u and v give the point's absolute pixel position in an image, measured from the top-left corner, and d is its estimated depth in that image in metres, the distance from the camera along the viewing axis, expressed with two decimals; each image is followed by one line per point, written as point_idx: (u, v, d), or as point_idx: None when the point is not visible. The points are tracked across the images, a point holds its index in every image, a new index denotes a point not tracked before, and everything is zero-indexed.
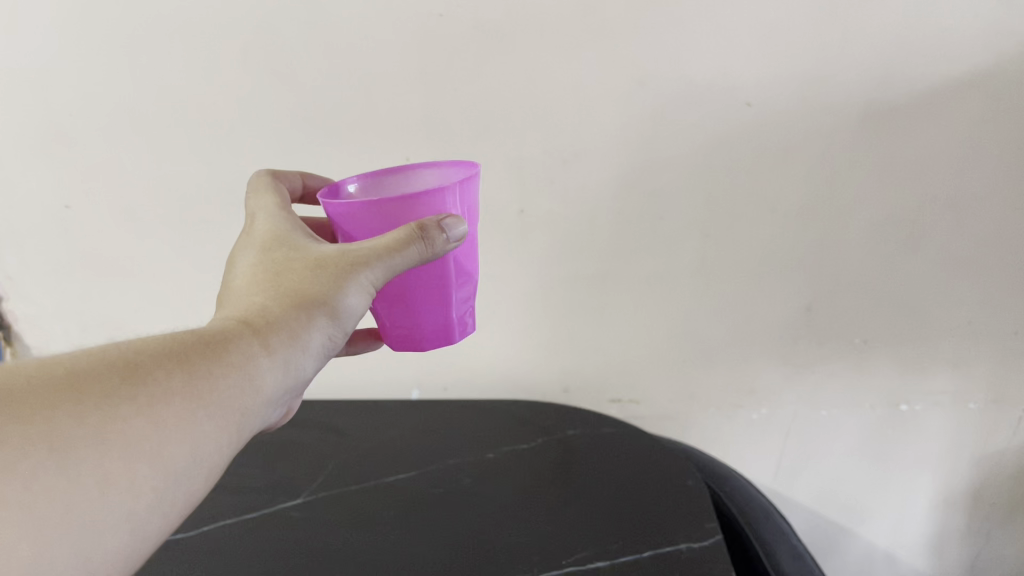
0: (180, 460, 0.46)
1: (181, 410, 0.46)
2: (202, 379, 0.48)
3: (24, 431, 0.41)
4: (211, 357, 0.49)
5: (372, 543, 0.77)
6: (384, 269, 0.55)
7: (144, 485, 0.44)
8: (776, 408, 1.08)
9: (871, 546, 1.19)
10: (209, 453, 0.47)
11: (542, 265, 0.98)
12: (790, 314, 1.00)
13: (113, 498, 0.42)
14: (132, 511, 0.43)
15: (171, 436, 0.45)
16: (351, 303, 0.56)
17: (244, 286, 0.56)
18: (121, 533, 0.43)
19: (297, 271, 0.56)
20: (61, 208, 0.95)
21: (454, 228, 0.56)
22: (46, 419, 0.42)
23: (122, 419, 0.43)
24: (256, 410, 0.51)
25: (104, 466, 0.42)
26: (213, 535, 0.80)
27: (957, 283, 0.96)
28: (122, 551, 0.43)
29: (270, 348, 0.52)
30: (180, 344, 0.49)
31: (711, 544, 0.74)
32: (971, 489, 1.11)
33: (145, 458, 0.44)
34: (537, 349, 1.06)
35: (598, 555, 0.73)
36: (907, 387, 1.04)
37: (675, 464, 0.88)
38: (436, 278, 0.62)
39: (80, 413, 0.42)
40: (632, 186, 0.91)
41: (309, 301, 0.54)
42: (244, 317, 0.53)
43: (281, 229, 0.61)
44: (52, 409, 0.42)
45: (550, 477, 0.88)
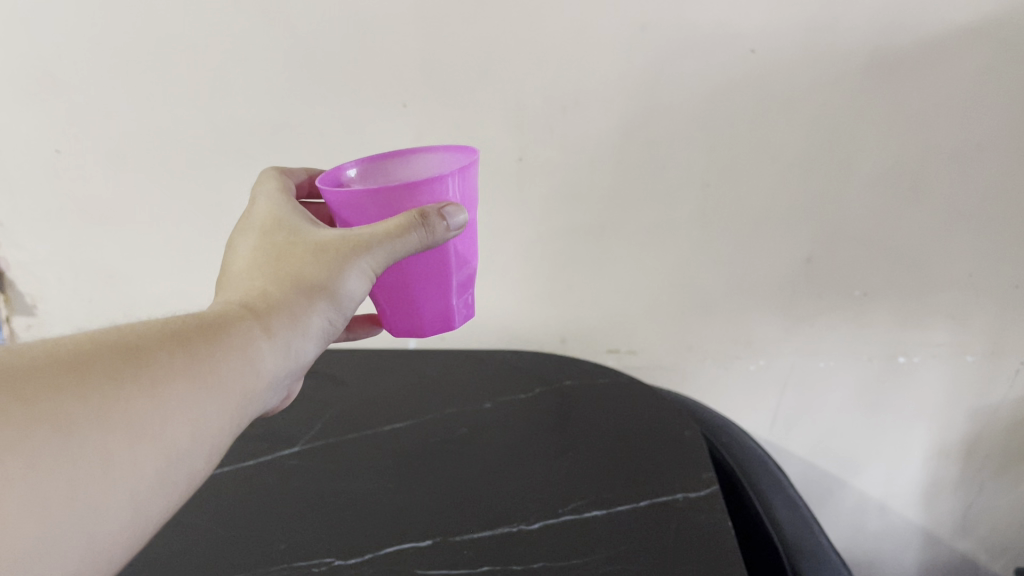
0: (184, 442, 0.44)
1: (184, 390, 0.44)
2: (206, 361, 0.47)
3: (27, 407, 0.38)
4: (213, 340, 0.48)
5: (369, 492, 0.77)
6: (383, 254, 0.54)
7: (148, 466, 0.42)
8: (774, 360, 1.08)
9: (864, 496, 1.19)
10: (212, 435, 0.46)
11: (541, 215, 0.97)
12: (789, 265, 1.00)
13: (118, 480, 0.40)
14: (134, 496, 0.41)
15: (174, 417, 0.43)
16: (351, 288, 0.55)
17: (245, 274, 0.55)
18: (122, 517, 0.41)
19: (297, 255, 0.55)
20: (52, 153, 0.94)
21: (454, 216, 0.54)
22: (49, 397, 0.39)
23: (126, 399, 0.41)
24: (256, 393, 0.50)
25: (107, 448, 0.40)
26: (211, 481, 0.80)
27: (959, 235, 0.95)
28: (124, 532, 0.41)
29: (270, 332, 0.51)
30: (181, 327, 0.48)
31: (708, 494, 0.75)
32: (966, 440, 1.11)
33: (149, 441, 0.42)
34: (535, 299, 1.06)
35: (595, 504, 0.74)
36: (905, 339, 1.04)
37: (673, 415, 0.88)
38: (435, 267, 0.61)
39: (83, 391, 0.40)
40: (632, 135, 0.90)
41: (309, 285, 0.54)
42: (244, 302, 0.53)
43: (280, 215, 0.60)
44: (56, 385, 0.40)
45: (548, 427, 0.88)
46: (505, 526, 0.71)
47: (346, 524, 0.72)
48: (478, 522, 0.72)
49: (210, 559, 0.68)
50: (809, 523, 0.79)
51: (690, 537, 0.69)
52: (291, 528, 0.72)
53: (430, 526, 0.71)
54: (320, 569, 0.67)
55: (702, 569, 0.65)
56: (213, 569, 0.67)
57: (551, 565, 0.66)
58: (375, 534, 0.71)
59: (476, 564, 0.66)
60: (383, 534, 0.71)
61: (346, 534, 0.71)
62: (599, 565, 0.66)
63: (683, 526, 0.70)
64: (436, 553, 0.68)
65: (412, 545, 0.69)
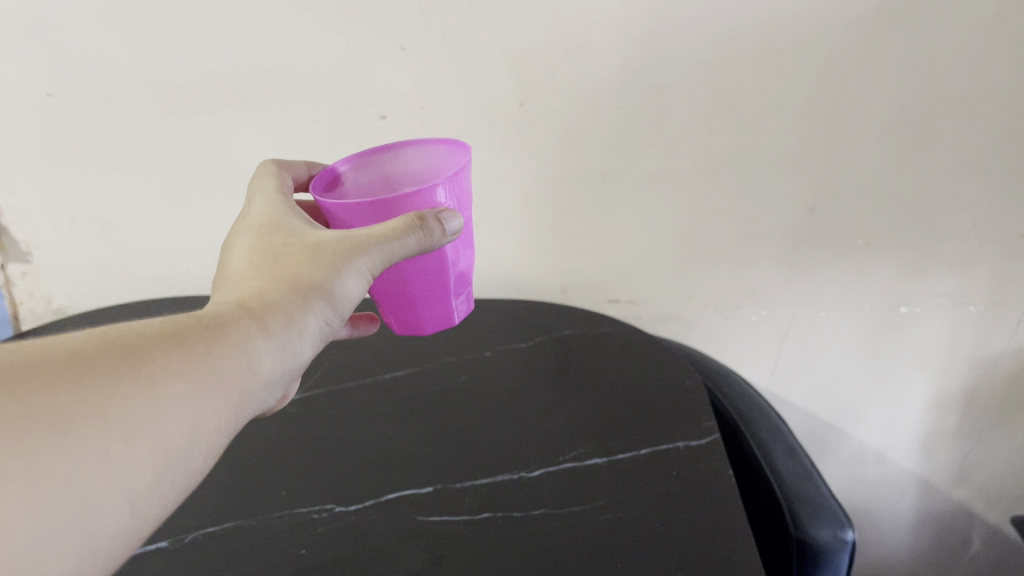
0: (181, 441, 0.43)
1: (182, 391, 0.43)
2: (203, 361, 0.45)
3: (24, 406, 0.36)
4: (210, 340, 0.46)
5: (370, 440, 0.77)
6: (381, 255, 0.53)
7: (143, 467, 0.40)
8: (776, 310, 1.07)
9: (861, 445, 1.20)
10: (207, 437, 0.44)
11: (542, 162, 0.95)
12: (793, 214, 0.98)
13: (113, 480, 0.39)
14: (131, 494, 0.40)
15: (172, 419, 0.42)
16: (348, 290, 0.54)
17: (241, 272, 0.54)
18: (118, 514, 0.40)
19: (295, 254, 0.54)
20: (43, 96, 0.91)
21: (451, 220, 0.55)
22: (46, 395, 0.37)
23: (125, 399, 0.40)
24: (252, 395, 0.48)
25: (105, 448, 0.39)
26: None
27: (964, 184, 0.94)
28: (116, 532, 0.40)
29: (268, 333, 0.50)
30: (179, 326, 0.46)
31: (710, 442, 0.75)
32: (964, 390, 1.12)
33: (147, 442, 0.41)
34: (534, 248, 1.05)
35: (596, 451, 0.74)
36: (908, 289, 1.03)
37: (674, 364, 0.88)
38: (433, 269, 0.60)
39: (81, 390, 0.39)
40: (637, 80, 0.88)
41: (307, 286, 0.53)
42: (240, 301, 0.51)
43: (277, 213, 0.59)
44: (54, 384, 0.38)
45: (549, 376, 0.88)
46: (507, 474, 0.71)
47: (347, 472, 0.72)
48: (480, 470, 0.72)
49: (212, 508, 0.68)
50: (809, 471, 0.79)
51: (692, 485, 0.69)
52: (293, 476, 0.72)
53: (431, 474, 0.71)
54: (322, 517, 0.66)
55: (704, 518, 0.65)
56: (216, 518, 0.67)
57: (553, 512, 0.66)
58: (376, 482, 0.71)
59: (477, 511, 0.67)
60: (384, 482, 0.71)
61: (347, 481, 0.71)
62: (600, 513, 0.66)
63: (684, 475, 0.70)
64: (438, 499, 0.68)
65: (414, 492, 0.69)
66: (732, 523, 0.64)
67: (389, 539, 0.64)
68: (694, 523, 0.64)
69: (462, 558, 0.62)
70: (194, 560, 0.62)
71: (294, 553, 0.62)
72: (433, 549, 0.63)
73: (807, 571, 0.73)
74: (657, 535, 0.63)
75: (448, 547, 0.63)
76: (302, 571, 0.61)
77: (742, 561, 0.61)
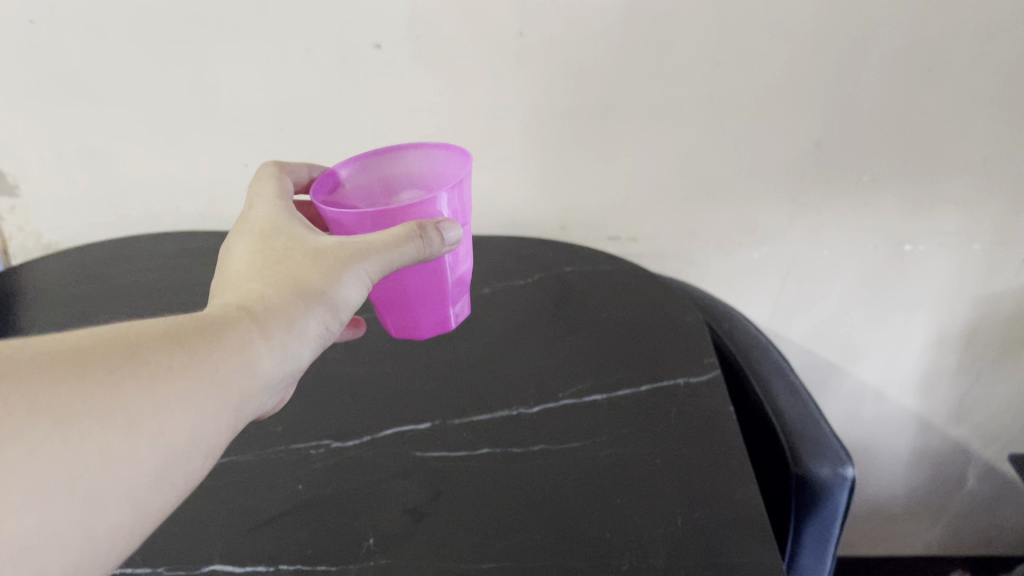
0: (183, 440, 0.43)
1: (183, 390, 0.43)
2: (205, 360, 0.45)
3: (27, 399, 0.37)
4: (212, 340, 0.46)
5: (367, 378, 0.76)
6: (379, 262, 0.52)
7: (145, 464, 0.41)
8: (778, 248, 1.06)
9: (861, 385, 1.19)
10: (209, 438, 0.44)
11: (542, 95, 0.93)
12: (798, 149, 0.96)
13: (113, 475, 0.39)
14: (134, 489, 0.40)
15: (173, 417, 0.42)
16: (350, 294, 0.53)
17: (242, 274, 0.54)
18: (121, 509, 0.40)
19: (297, 256, 0.54)
20: (26, 24, 0.88)
21: (449, 231, 0.54)
22: (48, 392, 0.38)
23: (124, 397, 0.40)
24: (255, 396, 0.48)
25: (107, 442, 0.39)
26: None
27: (974, 119, 0.92)
28: (119, 527, 0.40)
29: (269, 335, 0.49)
30: (181, 325, 0.46)
31: (711, 379, 0.74)
32: (966, 328, 1.11)
33: (148, 439, 0.41)
34: (534, 185, 1.03)
35: (595, 388, 0.73)
36: (913, 227, 1.02)
37: (675, 302, 0.87)
38: (432, 276, 0.60)
39: (83, 386, 0.39)
40: (639, 8, 0.85)
41: (307, 291, 0.52)
42: (241, 303, 0.51)
43: (280, 215, 0.58)
44: (56, 381, 0.39)
45: (548, 314, 0.86)
46: (505, 410, 0.70)
47: (345, 409, 0.71)
48: (478, 407, 0.71)
49: None
50: (808, 408, 0.78)
51: (692, 423, 0.68)
52: (289, 412, 0.71)
53: (429, 410, 0.71)
54: (320, 453, 0.66)
55: (704, 454, 0.65)
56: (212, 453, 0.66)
57: (552, 448, 0.66)
58: (374, 419, 0.70)
59: (476, 447, 0.66)
60: (382, 418, 0.70)
61: (345, 418, 0.70)
62: (600, 449, 0.65)
63: (684, 411, 0.70)
64: (436, 435, 0.68)
65: (412, 428, 0.68)
66: (733, 459, 0.64)
67: (387, 475, 0.63)
68: (694, 459, 0.64)
69: (461, 494, 0.61)
70: (191, 495, 0.61)
71: (292, 489, 0.62)
72: (432, 485, 0.62)
73: (805, 507, 0.73)
74: (657, 471, 0.63)
75: (447, 483, 0.62)
76: (301, 506, 0.60)
77: (743, 497, 0.60)
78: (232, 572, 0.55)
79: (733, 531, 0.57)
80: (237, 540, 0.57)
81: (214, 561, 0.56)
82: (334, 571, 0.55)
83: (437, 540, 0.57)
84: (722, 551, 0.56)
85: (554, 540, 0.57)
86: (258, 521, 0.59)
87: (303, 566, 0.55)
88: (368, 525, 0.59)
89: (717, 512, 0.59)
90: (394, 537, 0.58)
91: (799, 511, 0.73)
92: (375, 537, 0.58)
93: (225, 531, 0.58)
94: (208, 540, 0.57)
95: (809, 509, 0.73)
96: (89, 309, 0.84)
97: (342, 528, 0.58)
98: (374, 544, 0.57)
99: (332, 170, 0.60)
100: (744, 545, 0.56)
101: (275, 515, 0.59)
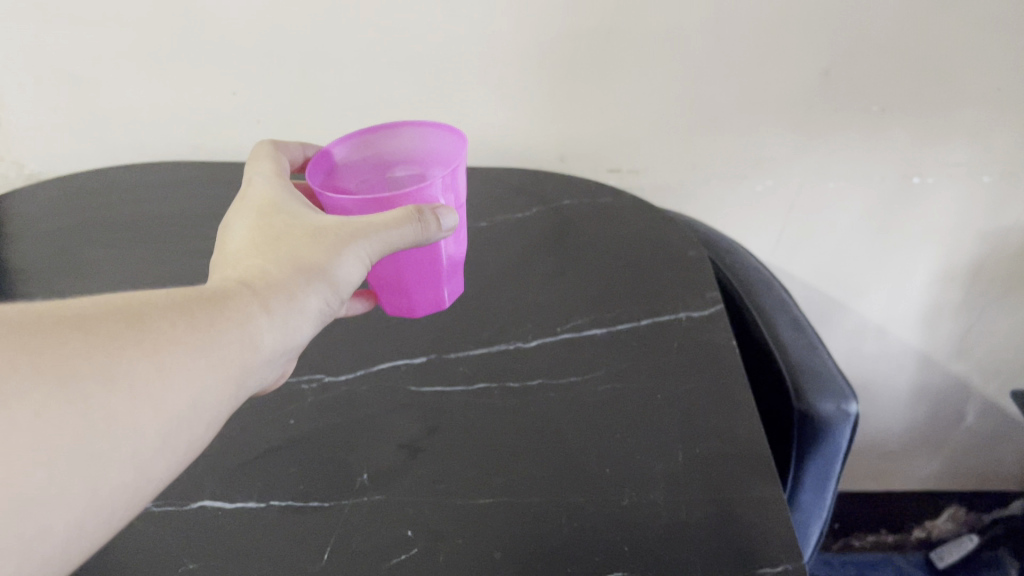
0: (185, 410, 0.41)
1: (185, 358, 0.41)
2: (207, 329, 0.43)
3: (30, 358, 0.36)
4: (213, 309, 0.44)
5: (361, 310, 0.74)
6: (380, 244, 0.50)
7: (147, 431, 0.39)
8: (782, 180, 1.03)
9: (863, 320, 1.18)
10: (211, 408, 0.43)
11: (541, 18, 0.89)
12: (806, 77, 0.93)
13: (115, 441, 0.38)
14: (136, 456, 0.39)
15: (175, 384, 0.40)
16: (352, 272, 0.51)
17: (240, 248, 0.51)
18: (122, 476, 0.38)
19: (296, 231, 0.51)
20: None
21: (447, 218, 0.52)
22: (51, 351, 0.37)
23: (126, 361, 0.39)
24: (255, 369, 0.46)
25: (110, 407, 0.38)
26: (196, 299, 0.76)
27: (990, 46, 0.88)
28: (120, 493, 0.39)
29: (270, 308, 0.47)
30: (181, 294, 0.44)
31: (713, 313, 0.72)
32: (973, 263, 1.09)
33: (150, 406, 0.39)
34: (533, 114, 0.99)
35: (596, 323, 0.71)
36: (922, 158, 0.99)
37: (677, 235, 0.84)
38: (428, 257, 0.59)
39: (86, 349, 0.38)
40: None
41: (307, 266, 0.50)
42: (241, 277, 0.49)
43: (277, 191, 0.56)
44: (60, 340, 0.37)
45: (547, 247, 0.84)
46: (503, 344, 0.69)
47: (338, 343, 0.69)
48: (474, 341, 0.69)
49: None
50: (813, 342, 0.76)
51: (695, 358, 0.66)
52: None
53: (425, 344, 0.69)
54: (313, 387, 0.64)
55: (707, 391, 0.63)
56: None
57: (550, 383, 0.64)
58: (368, 352, 0.68)
59: (473, 382, 0.64)
60: (376, 351, 0.68)
61: (338, 352, 0.68)
62: (600, 384, 0.64)
63: (687, 345, 0.68)
64: (431, 369, 0.66)
65: (407, 363, 0.67)
66: (736, 395, 0.63)
67: (382, 410, 0.62)
68: (696, 396, 0.63)
69: (457, 429, 0.60)
70: None
71: (284, 424, 0.60)
72: (427, 420, 0.61)
73: (807, 443, 0.72)
74: (658, 407, 0.62)
75: (443, 418, 0.61)
76: (293, 441, 0.59)
77: (746, 434, 0.59)
78: (223, 508, 0.54)
79: (736, 468, 0.56)
80: (227, 475, 0.56)
81: (204, 496, 0.54)
82: (327, 507, 0.54)
83: (433, 475, 0.56)
84: (724, 489, 0.55)
85: (552, 477, 0.56)
86: (249, 456, 0.58)
87: (296, 502, 0.54)
88: (362, 460, 0.57)
89: (720, 449, 0.58)
90: (388, 473, 0.56)
91: (802, 447, 0.72)
92: (370, 473, 0.56)
93: (216, 466, 0.57)
94: (198, 475, 0.56)
95: (812, 445, 0.72)
96: (73, 240, 0.81)
97: (336, 463, 0.57)
98: (368, 480, 0.56)
99: (326, 148, 0.58)
100: (746, 483, 0.55)
101: (267, 451, 0.58)
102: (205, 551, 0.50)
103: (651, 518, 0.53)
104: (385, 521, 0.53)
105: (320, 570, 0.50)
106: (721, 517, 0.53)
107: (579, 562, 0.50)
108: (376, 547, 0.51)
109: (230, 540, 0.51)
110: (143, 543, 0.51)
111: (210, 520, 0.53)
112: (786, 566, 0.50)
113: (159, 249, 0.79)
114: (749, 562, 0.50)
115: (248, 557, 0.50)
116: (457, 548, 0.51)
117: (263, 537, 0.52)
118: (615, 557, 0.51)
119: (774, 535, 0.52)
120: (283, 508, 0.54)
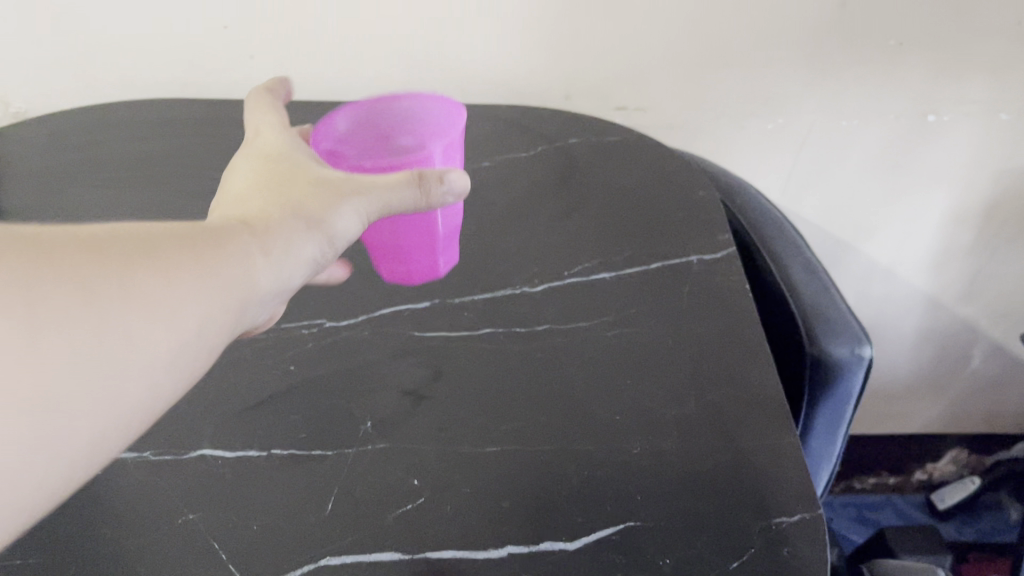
0: (196, 337, 0.38)
1: (195, 280, 0.38)
2: (212, 258, 0.40)
3: (41, 270, 0.33)
4: (215, 241, 0.41)
5: (359, 251, 0.70)
6: (377, 207, 0.49)
7: (161, 352, 0.36)
8: (793, 118, 0.99)
9: (871, 262, 1.15)
10: (218, 338, 0.40)
11: None
12: (821, 9, 0.89)
13: (128, 362, 0.35)
14: (147, 379, 0.36)
15: (189, 307, 0.38)
16: (350, 222, 0.48)
17: (238, 194, 0.48)
18: (136, 396, 0.36)
19: (296, 178, 0.48)
20: None
21: (455, 182, 0.50)
22: (55, 249, 0.34)
23: (139, 277, 0.36)
24: (259, 315, 0.43)
25: (122, 323, 0.35)
26: None
27: None
28: (128, 420, 0.36)
29: (273, 251, 0.44)
30: (182, 222, 0.41)
31: (725, 256, 0.70)
32: (986, 203, 1.07)
33: (164, 322, 0.36)
34: (537, 48, 0.94)
35: (604, 266, 0.69)
36: (940, 95, 0.96)
37: (686, 174, 0.82)
38: (424, 228, 0.58)
39: (98, 266, 0.35)
40: None
41: (307, 215, 0.46)
42: (238, 218, 0.45)
43: (275, 138, 0.53)
44: (70, 250, 0.35)
45: (553, 186, 0.80)
46: (508, 288, 0.66)
47: (337, 286, 0.67)
48: (479, 285, 0.67)
49: None
50: (825, 285, 0.74)
51: (706, 302, 0.65)
52: None
53: (428, 287, 0.67)
54: (313, 333, 0.62)
55: (718, 335, 0.61)
56: None
57: (558, 328, 0.62)
58: (368, 297, 0.66)
59: (478, 328, 0.62)
60: (377, 296, 0.66)
61: (338, 295, 0.66)
62: (609, 330, 0.62)
63: (697, 290, 0.66)
64: (435, 314, 0.64)
65: (409, 308, 0.64)
66: (749, 340, 0.61)
67: (385, 356, 0.60)
68: (708, 340, 0.61)
69: (463, 376, 0.58)
70: None
71: (284, 369, 0.59)
72: (432, 366, 0.59)
73: (818, 387, 0.70)
74: (669, 353, 0.60)
75: (448, 364, 0.59)
76: (293, 388, 0.57)
77: (759, 379, 0.58)
78: (223, 456, 0.52)
79: (750, 414, 0.55)
80: (227, 423, 0.54)
81: (203, 445, 0.53)
82: (331, 456, 0.52)
83: (439, 423, 0.55)
84: (738, 435, 0.54)
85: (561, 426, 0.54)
86: (249, 403, 0.56)
87: (299, 450, 0.53)
88: (366, 408, 0.56)
89: (732, 395, 0.56)
90: (393, 420, 0.55)
91: (813, 392, 0.71)
92: (374, 420, 0.55)
93: (215, 413, 0.55)
94: (197, 423, 0.54)
95: (824, 390, 0.70)
96: (59, 180, 0.78)
97: (339, 411, 0.55)
98: (373, 428, 0.54)
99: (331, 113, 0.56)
100: (761, 430, 0.54)
101: (267, 398, 0.56)
102: (206, 501, 0.49)
103: (664, 465, 0.52)
104: (390, 469, 0.51)
105: (325, 520, 0.48)
106: (735, 465, 0.52)
107: (591, 511, 0.49)
108: (382, 497, 0.50)
109: (232, 489, 0.50)
110: (142, 493, 0.49)
111: (210, 469, 0.51)
112: (802, 516, 0.49)
113: (150, 189, 0.76)
114: (765, 511, 0.49)
115: (251, 506, 0.49)
116: (465, 498, 0.50)
117: (265, 486, 0.50)
118: (627, 506, 0.49)
119: (790, 484, 0.51)
120: (285, 457, 0.52)
